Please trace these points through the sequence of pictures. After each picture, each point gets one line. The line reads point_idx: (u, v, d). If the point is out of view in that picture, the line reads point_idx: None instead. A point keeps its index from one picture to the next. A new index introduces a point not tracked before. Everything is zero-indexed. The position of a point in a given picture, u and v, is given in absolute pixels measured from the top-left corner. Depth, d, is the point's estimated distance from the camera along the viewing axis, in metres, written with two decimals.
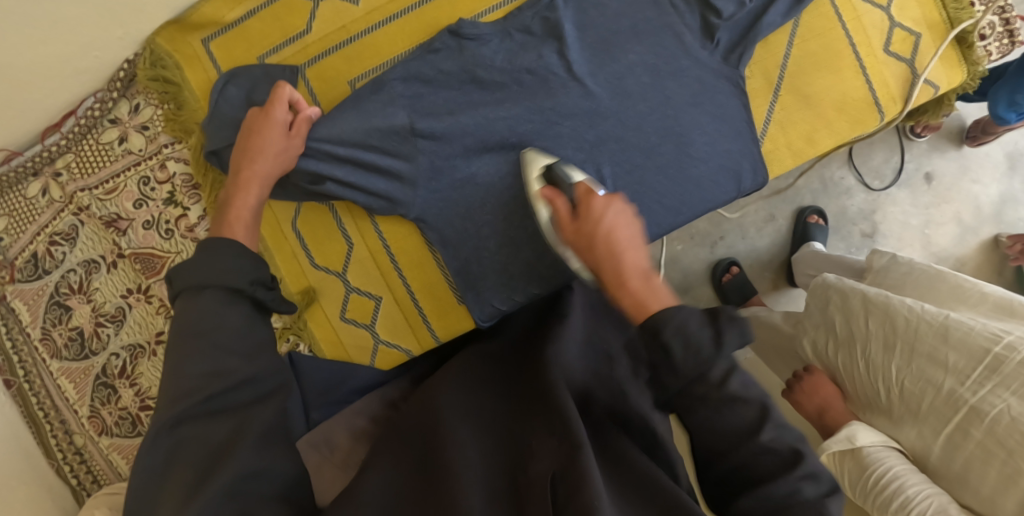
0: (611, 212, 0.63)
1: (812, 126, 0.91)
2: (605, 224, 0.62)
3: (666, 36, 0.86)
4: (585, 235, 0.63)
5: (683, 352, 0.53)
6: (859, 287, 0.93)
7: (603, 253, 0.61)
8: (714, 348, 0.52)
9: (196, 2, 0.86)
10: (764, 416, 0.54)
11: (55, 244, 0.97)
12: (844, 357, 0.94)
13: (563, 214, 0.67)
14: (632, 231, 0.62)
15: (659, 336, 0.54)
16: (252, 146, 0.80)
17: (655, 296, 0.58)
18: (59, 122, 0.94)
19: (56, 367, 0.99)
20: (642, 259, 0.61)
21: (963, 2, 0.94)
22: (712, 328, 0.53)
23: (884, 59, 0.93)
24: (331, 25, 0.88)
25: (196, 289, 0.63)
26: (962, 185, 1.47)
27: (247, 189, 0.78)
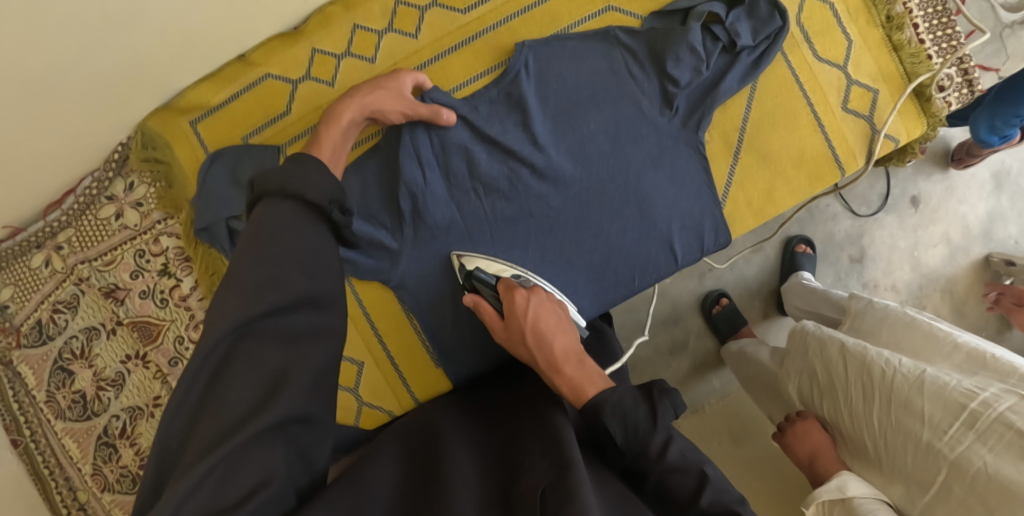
0: (531, 306, 0.75)
1: (771, 183, 0.94)
2: (530, 316, 0.74)
3: (626, 105, 0.90)
4: (516, 330, 0.75)
5: (624, 432, 0.60)
6: (840, 336, 0.91)
7: (535, 345, 0.72)
8: (650, 424, 0.60)
9: (183, 88, 0.92)
10: (703, 482, 0.58)
11: (58, 311, 1.03)
12: (830, 407, 0.91)
13: (489, 312, 0.78)
14: (553, 320, 0.74)
15: (599, 414, 0.62)
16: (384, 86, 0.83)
17: (587, 379, 0.67)
18: (59, 200, 1.00)
19: (60, 427, 1.05)
20: (569, 345, 0.71)
21: (920, 56, 0.97)
22: (648, 408, 0.61)
23: (842, 116, 0.96)
24: (310, 105, 0.94)
25: (279, 192, 0.57)
26: (949, 206, 1.46)
27: (350, 111, 0.80)
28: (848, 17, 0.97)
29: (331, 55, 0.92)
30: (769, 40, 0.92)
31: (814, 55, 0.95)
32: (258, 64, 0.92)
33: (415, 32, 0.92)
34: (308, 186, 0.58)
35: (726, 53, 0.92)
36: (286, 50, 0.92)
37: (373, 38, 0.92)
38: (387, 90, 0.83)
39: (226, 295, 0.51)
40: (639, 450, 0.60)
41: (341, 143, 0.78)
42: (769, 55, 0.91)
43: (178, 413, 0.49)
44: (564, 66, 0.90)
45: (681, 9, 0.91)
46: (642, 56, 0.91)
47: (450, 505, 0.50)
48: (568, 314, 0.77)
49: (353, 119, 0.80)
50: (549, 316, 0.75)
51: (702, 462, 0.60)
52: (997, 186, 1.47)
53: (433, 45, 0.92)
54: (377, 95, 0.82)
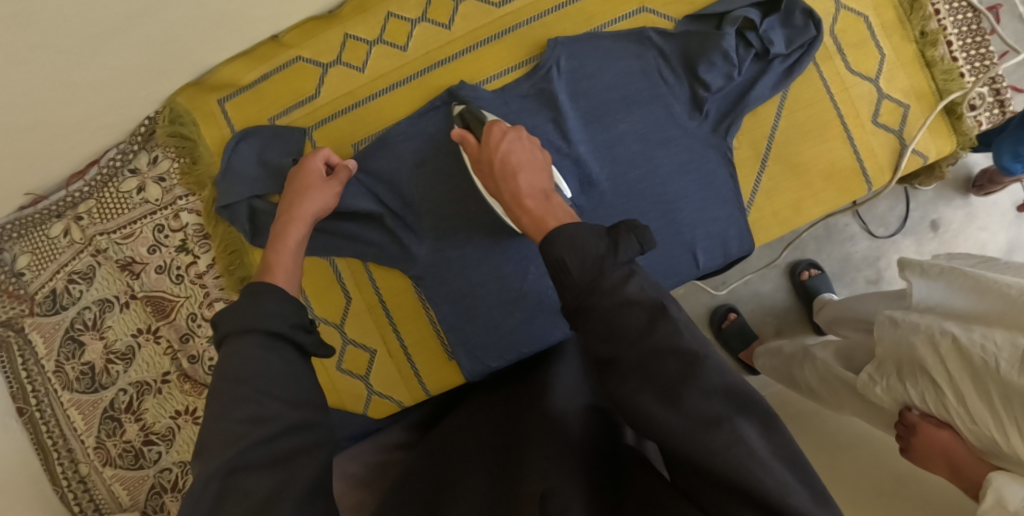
0: (506, 141, 0.71)
1: (798, 194, 0.93)
2: (501, 150, 0.71)
3: (656, 107, 0.89)
4: (486, 160, 0.72)
5: (581, 265, 0.54)
6: (924, 325, 0.75)
7: (500, 177, 0.70)
8: (609, 255, 0.54)
9: (215, 66, 0.92)
10: (654, 315, 0.51)
11: (74, 281, 1.03)
12: (932, 396, 0.72)
13: (466, 142, 0.75)
14: (528, 158, 0.71)
15: (555, 244, 0.56)
16: (308, 187, 0.83)
17: (551, 214, 0.63)
18: (82, 170, 1.00)
19: (66, 398, 1.04)
20: (540, 180, 0.68)
21: (953, 74, 0.96)
22: (607, 242, 0.55)
23: (872, 130, 0.94)
24: (338, 89, 0.93)
25: (241, 331, 0.56)
26: (969, 233, 1.40)
27: (290, 230, 0.78)
28: (881, 32, 0.96)
29: (363, 40, 0.92)
30: (802, 49, 0.91)
31: (847, 67, 0.94)
32: (291, 46, 0.92)
33: (449, 23, 0.92)
34: (257, 315, 0.57)
35: (759, 61, 0.91)
36: (319, 34, 0.92)
37: (406, 26, 0.92)
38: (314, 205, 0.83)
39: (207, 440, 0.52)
40: (584, 304, 0.53)
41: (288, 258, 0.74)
42: (801, 65, 0.90)
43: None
44: (595, 64, 0.90)
45: (716, 13, 0.91)
46: (675, 59, 0.90)
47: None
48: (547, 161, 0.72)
49: (301, 236, 0.78)
50: (523, 154, 0.71)
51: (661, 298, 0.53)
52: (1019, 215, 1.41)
53: (467, 37, 0.92)
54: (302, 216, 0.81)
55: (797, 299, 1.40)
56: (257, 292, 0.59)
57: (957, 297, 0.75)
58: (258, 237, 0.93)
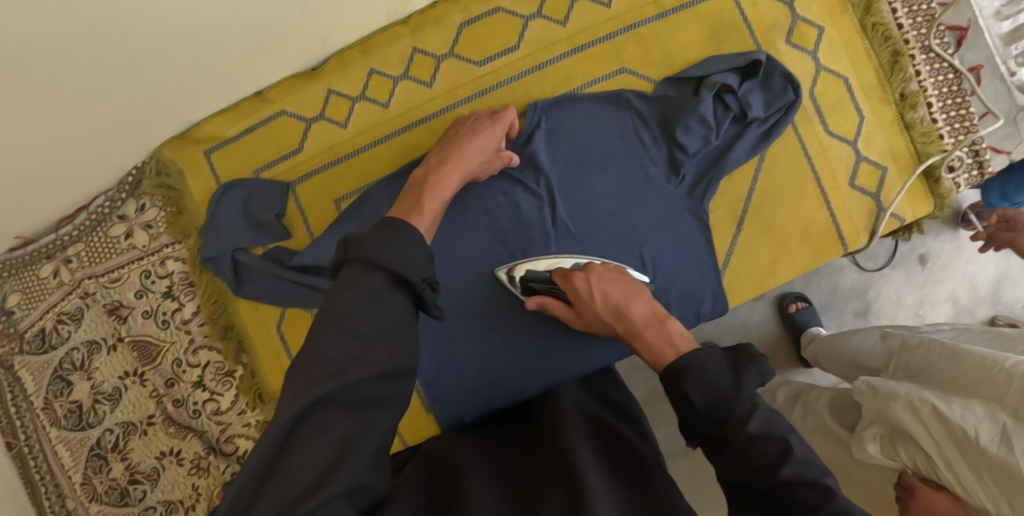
0: (594, 283, 0.77)
1: (773, 255, 0.92)
2: (596, 296, 0.76)
3: (633, 169, 0.91)
4: (589, 312, 0.77)
5: (704, 397, 0.55)
6: (903, 393, 0.77)
7: (612, 317, 0.74)
8: (733, 392, 0.54)
9: (201, 120, 0.94)
10: (786, 455, 0.52)
11: (62, 322, 1.05)
12: (923, 461, 0.74)
13: (557, 306, 0.81)
14: (621, 290, 0.76)
15: (680, 381, 0.57)
16: (485, 132, 0.84)
17: (668, 344, 0.65)
18: (72, 214, 1.01)
19: (54, 434, 1.06)
20: (648, 308, 0.72)
21: (932, 136, 0.94)
22: (732, 374, 0.55)
23: (849, 193, 0.93)
24: (320, 144, 0.94)
25: (371, 267, 0.55)
26: (958, 265, 1.34)
27: (448, 181, 0.78)
28: (861, 92, 0.94)
29: (345, 96, 0.93)
30: (781, 112, 0.91)
31: (825, 128, 0.93)
32: (275, 101, 0.94)
33: (430, 81, 0.93)
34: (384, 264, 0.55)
35: (737, 123, 0.91)
36: (302, 89, 0.93)
37: (388, 84, 0.93)
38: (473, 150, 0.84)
39: (309, 365, 0.51)
40: (725, 410, 0.54)
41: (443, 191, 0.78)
42: (779, 128, 0.90)
43: (249, 478, 0.47)
44: (574, 125, 0.91)
45: (694, 77, 0.92)
46: (653, 121, 0.91)
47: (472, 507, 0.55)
48: (634, 281, 0.78)
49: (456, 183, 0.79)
50: (615, 288, 0.76)
51: (787, 431, 0.54)
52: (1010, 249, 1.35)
53: (446, 96, 0.93)
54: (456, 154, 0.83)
55: (785, 329, 1.34)
56: (395, 231, 0.58)
57: (938, 366, 0.79)
58: (244, 286, 0.95)
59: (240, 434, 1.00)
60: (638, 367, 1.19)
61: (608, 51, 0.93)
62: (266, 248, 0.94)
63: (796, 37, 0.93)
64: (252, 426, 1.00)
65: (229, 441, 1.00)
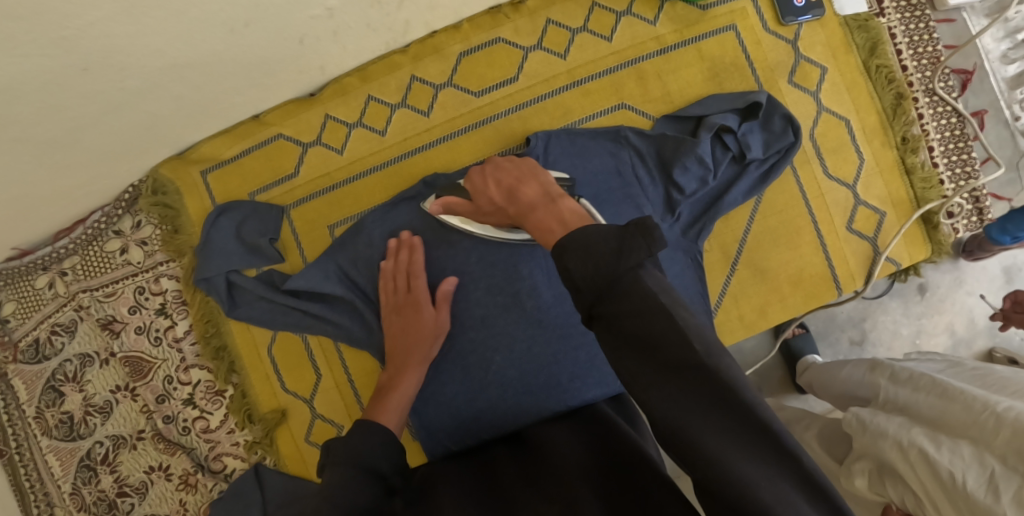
0: (489, 177, 0.75)
1: (765, 299, 0.91)
2: (490, 179, 0.75)
3: (627, 207, 0.89)
4: (488, 202, 0.76)
5: (587, 267, 0.44)
6: (891, 431, 0.76)
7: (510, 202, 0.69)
8: (613, 259, 0.43)
9: (198, 141, 0.94)
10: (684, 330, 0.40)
11: (56, 333, 1.06)
12: (911, 499, 0.72)
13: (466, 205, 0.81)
14: (513, 176, 0.71)
15: (562, 258, 0.46)
16: (397, 330, 0.88)
17: (557, 218, 0.57)
18: (69, 228, 1.01)
19: (46, 444, 1.07)
20: (540, 190, 0.65)
21: (932, 181, 0.91)
22: (614, 244, 0.44)
23: (845, 237, 0.91)
24: (317, 170, 0.94)
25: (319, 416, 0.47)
26: (957, 297, 1.29)
27: (399, 382, 0.85)
28: (861, 134, 0.92)
29: (343, 122, 0.93)
30: (780, 154, 0.89)
31: (824, 172, 0.91)
32: (274, 124, 0.94)
33: (428, 109, 0.93)
34: None
35: (735, 163, 0.89)
36: (300, 114, 0.93)
37: (386, 111, 0.93)
38: (402, 319, 0.88)
39: None
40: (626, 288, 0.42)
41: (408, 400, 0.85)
42: (777, 170, 0.88)
43: None
44: (570, 158, 0.90)
45: (693, 115, 0.90)
46: (650, 159, 0.90)
47: None
48: (534, 165, 0.72)
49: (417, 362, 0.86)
50: (507, 174, 0.73)
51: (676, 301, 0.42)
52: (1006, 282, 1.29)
53: (444, 126, 0.93)
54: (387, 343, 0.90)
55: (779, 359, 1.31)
56: None
57: (925, 404, 0.76)
58: (237, 306, 0.95)
59: (229, 453, 1.00)
60: None
61: (606, 87, 0.93)
62: (259, 270, 0.95)
63: (798, 77, 0.92)
64: (241, 446, 1.00)
65: (218, 459, 1.01)
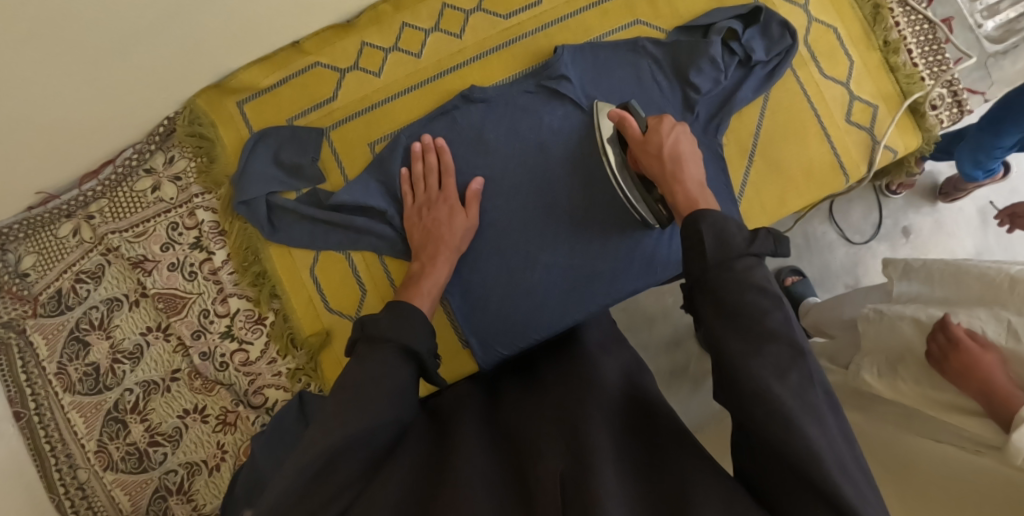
0: (674, 131, 0.77)
1: (781, 188, 0.99)
2: (671, 139, 0.76)
3: (651, 110, 0.96)
4: (653, 145, 0.77)
5: (716, 239, 0.59)
6: (907, 312, 0.81)
7: (670, 162, 0.74)
8: (745, 244, 0.59)
9: (235, 70, 0.97)
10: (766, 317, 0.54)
11: (81, 281, 1.03)
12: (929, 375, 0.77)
13: (631, 130, 0.81)
14: (690, 149, 0.76)
15: (699, 220, 0.61)
16: (434, 217, 0.90)
17: (704, 197, 0.70)
18: (97, 170, 1.01)
19: (68, 401, 1.02)
20: (699, 173, 0.74)
21: (914, 78, 1.02)
22: (746, 235, 0.60)
23: (845, 129, 1.00)
24: (355, 93, 0.98)
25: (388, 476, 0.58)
26: (939, 240, 1.43)
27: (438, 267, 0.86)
28: (849, 41, 1.02)
29: (378, 48, 0.98)
30: (781, 56, 0.98)
31: (819, 72, 1.01)
32: (310, 53, 0.98)
33: (459, 33, 0.99)
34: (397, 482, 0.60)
35: (742, 67, 0.98)
36: (336, 42, 0.98)
37: (420, 36, 0.98)
38: (434, 211, 0.90)
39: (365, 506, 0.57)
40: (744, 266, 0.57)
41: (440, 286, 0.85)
42: (780, 69, 0.97)
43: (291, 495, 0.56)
44: (596, 70, 0.97)
45: (701, 25, 0.99)
46: (667, 67, 0.97)
47: (459, 461, 0.63)
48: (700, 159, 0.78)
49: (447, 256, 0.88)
50: (687, 145, 0.77)
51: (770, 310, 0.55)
52: (981, 224, 1.43)
53: (475, 47, 0.99)
54: (415, 234, 0.90)
55: (783, 304, 1.41)
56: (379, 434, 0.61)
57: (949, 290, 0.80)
58: (278, 230, 0.96)
59: (270, 385, 0.99)
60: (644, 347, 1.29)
61: (622, 7, 1.00)
62: (299, 193, 0.97)
63: None
64: (283, 375, 0.99)
65: (258, 392, 0.99)
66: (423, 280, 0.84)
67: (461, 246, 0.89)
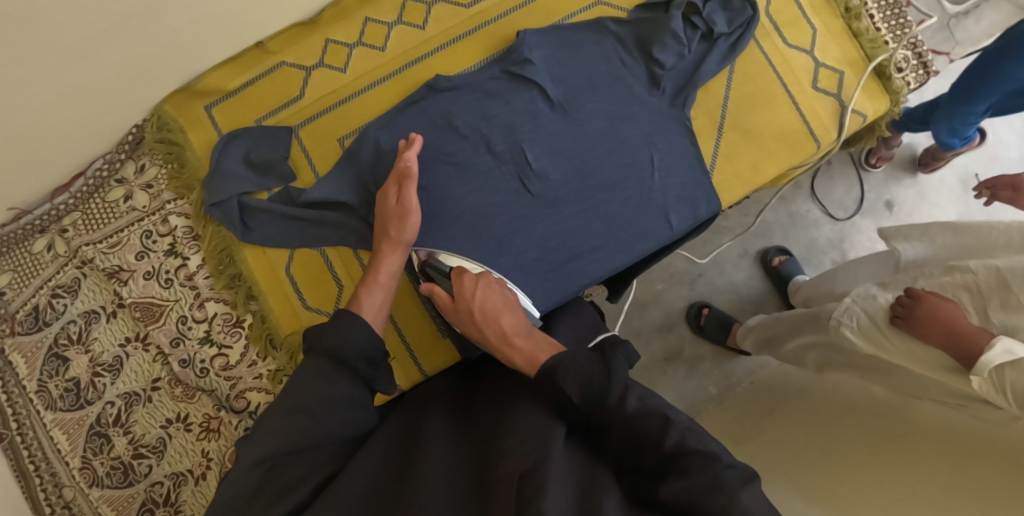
0: (480, 288, 0.73)
1: (755, 156, 0.99)
2: (476, 298, 0.73)
3: (619, 87, 0.96)
4: (465, 312, 0.73)
5: (579, 389, 0.58)
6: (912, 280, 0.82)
7: (485, 324, 0.71)
8: (603, 376, 0.58)
9: (202, 72, 0.97)
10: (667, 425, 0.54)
11: (58, 296, 1.02)
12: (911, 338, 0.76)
13: (442, 299, 0.76)
14: (500, 302, 0.73)
15: (552, 377, 0.59)
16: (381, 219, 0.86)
17: (539, 348, 0.66)
18: (68, 184, 1.01)
19: (50, 418, 1.01)
20: (521, 321, 0.71)
21: (878, 42, 1.02)
22: (601, 364, 0.58)
23: (814, 95, 1.01)
24: (323, 89, 0.98)
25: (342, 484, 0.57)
26: (923, 210, 1.42)
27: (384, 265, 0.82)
28: (811, 9, 1.03)
29: (343, 44, 0.98)
30: (743, 28, 0.99)
31: (783, 42, 1.02)
32: (275, 52, 0.98)
33: (422, 24, 0.99)
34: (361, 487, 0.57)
35: (705, 41, 0.99)
36: (301, 40, 0.98)
37: (384, 29, 0.99)
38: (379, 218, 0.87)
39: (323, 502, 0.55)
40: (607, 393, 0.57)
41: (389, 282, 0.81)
42: (743, 40, 0.98)
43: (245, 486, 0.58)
44: (562, 51, 0.97)
45: (662, 2, 1.00)
46: (631, 44, 0.98)
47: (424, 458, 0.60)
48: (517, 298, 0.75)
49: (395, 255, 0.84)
50: (497, 298, 0.74)
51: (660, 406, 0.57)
52: (963, 192, 1.42)
53: (439, 36, 0.99)
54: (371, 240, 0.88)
55: (771, 285, 1.40)
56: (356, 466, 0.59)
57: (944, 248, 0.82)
58: (252, 231, 0.96)
59: (252, 388, 0.98)
60: None
61: None
62: (271, 193, 0.96)
63: None
64: (264, 377, 0.98)
65: (240, 396, 0.98)
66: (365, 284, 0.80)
67: (408, 237, 0.84)
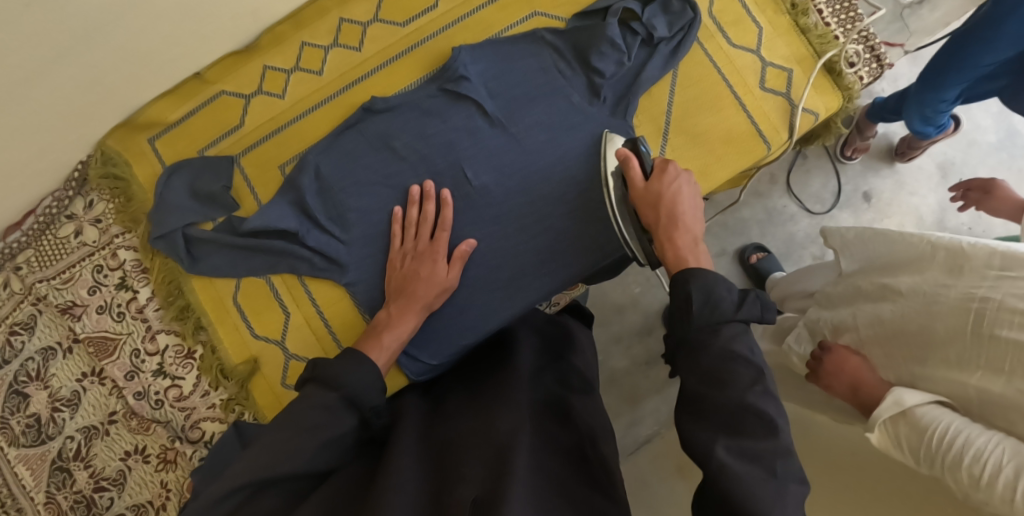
0: (678, 182, 0.69)
1: (704, 161, 0.97)
2: (672, 190, 0.69)
3: (559, 98, 0.95)
4: (653, 197, 0.69)
5: (702, 302, 0.59)
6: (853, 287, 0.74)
7: (667, 218, 0.67)
8: (734, 307, 0.59)
9: (142, 106, 0.97)
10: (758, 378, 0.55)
11: (15, 333, 1.01)
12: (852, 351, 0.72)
13: (634, 174, 0.72)
14: (689, 202, 0.68)
15: (688, 281, 0.60)
16: (418, 272, 0.86)
17: (696, 260, 0.64)
18: (19, 221, 1.01)
19: (13, 455, 0.99)
20: (697, 225, 0.67)
21: (827, 36, 1.00)
22: (736, 297, 0.59)
23: (761, 95, 0.99)
24: (262, 116, 0.98)
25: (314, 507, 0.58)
26: (901, 200, 1.37)
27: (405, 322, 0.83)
28: (755, 7, 1.01)
29: (281, 70, 0.98)
30: (684, 31, 0.97)
31: (728, 42, 1.00)
32: (213, 82, 0.98)
33: (358, 45, 0.98)
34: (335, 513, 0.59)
35: (646, 46, 0.97)
36: (238, 69, 0.98)
37: (320, 53, 0.98)
38: (418, 264, 0.87)
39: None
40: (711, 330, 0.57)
41: (403, 339, 0.83)
42: (684, 44, 0.96)
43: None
44: (500, 64, 0.96)
45: (600, 8, 0.97)
46: (569, 54, 0.96)
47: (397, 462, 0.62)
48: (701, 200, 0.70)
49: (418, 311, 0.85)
50: (687, 196, 0.69)
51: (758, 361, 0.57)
52: (942, 178, 1.38)
53: (376, 56, 0.98)
54: (395, 283, 0.88)
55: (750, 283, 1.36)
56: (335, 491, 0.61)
57: (872, 257, 0.73)
58: (198, 261, 0.96)
59: (206, 418, 0.98)
60: (618, 338, 1.26)
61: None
62: (216, 223, 0.96)
63: None
64: (217, 407, 0.98)
65: (195, 426, 0.98)
66: (383, 333, 0.81)
67: (434, 304, 0.85)
